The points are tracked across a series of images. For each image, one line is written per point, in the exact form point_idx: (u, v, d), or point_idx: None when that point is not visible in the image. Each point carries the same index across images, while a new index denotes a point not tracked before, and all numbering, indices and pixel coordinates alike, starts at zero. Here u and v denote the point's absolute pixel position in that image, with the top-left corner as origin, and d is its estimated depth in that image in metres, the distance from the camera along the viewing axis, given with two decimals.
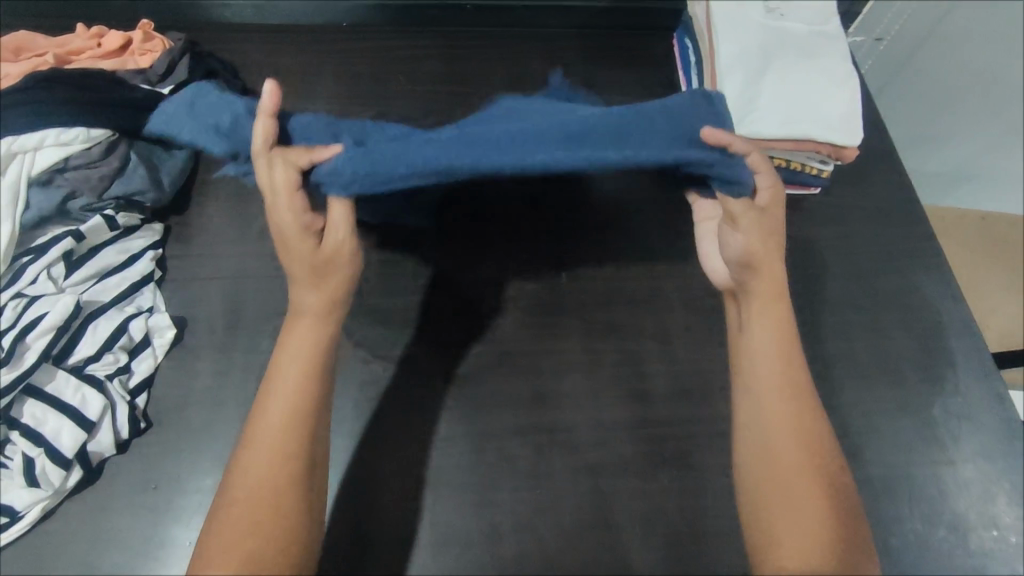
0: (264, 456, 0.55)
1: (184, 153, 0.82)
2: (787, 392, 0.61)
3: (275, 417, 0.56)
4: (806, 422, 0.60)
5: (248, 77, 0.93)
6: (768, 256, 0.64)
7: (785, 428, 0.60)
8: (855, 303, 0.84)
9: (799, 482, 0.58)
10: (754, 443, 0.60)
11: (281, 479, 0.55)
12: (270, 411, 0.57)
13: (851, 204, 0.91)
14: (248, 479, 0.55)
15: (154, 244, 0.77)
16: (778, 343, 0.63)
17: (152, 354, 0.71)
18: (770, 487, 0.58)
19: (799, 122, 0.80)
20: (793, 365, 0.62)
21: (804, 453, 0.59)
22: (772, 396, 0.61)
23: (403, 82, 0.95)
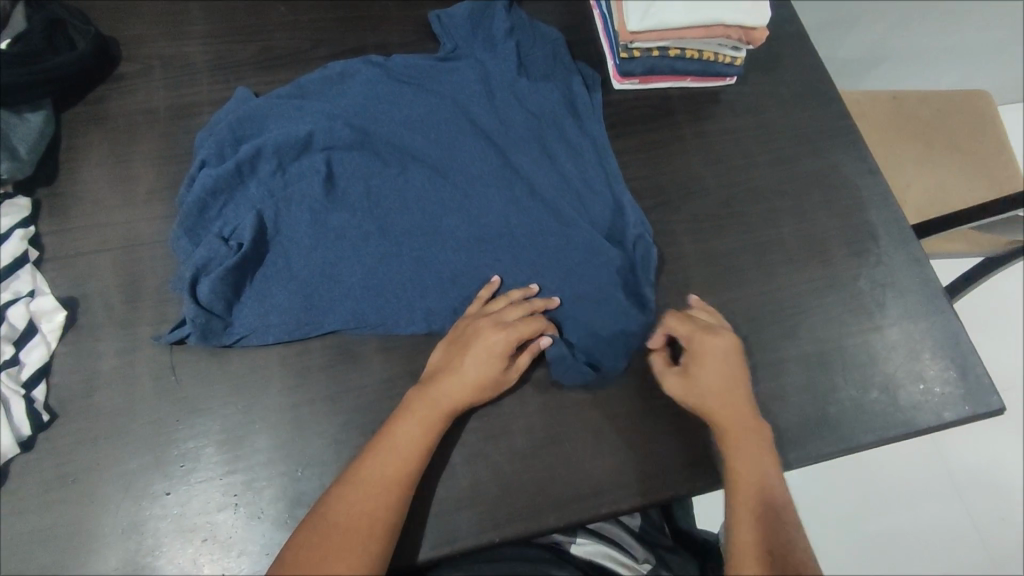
0: (368, 508, 0.59)
1: (39, 116, 0.73)
2: (749, 462, 0.66)
3: (410, 439, 0.62)
4: (765, 490, 0.65)
5: (104, 23, 0.82)
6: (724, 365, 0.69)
7: (745, 487, 0.65)
8: (779, 190, 0.84)
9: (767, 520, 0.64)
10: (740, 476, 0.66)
11: (372, 534, 0.58)
12: (398, 463, 0.61)
13: (768, 91, 0.90)
14: (347, 535, 0.57)
15: (24, 221, 0.69)
16: (742, 442, 0.67)
17: (43, 341, 0.64)
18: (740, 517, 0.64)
19: (704, 7, 0.77)
20: (741, 442, 0.66)
21: (751, 509, 0.64)
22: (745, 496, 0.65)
23: (286, 11, 0.86)
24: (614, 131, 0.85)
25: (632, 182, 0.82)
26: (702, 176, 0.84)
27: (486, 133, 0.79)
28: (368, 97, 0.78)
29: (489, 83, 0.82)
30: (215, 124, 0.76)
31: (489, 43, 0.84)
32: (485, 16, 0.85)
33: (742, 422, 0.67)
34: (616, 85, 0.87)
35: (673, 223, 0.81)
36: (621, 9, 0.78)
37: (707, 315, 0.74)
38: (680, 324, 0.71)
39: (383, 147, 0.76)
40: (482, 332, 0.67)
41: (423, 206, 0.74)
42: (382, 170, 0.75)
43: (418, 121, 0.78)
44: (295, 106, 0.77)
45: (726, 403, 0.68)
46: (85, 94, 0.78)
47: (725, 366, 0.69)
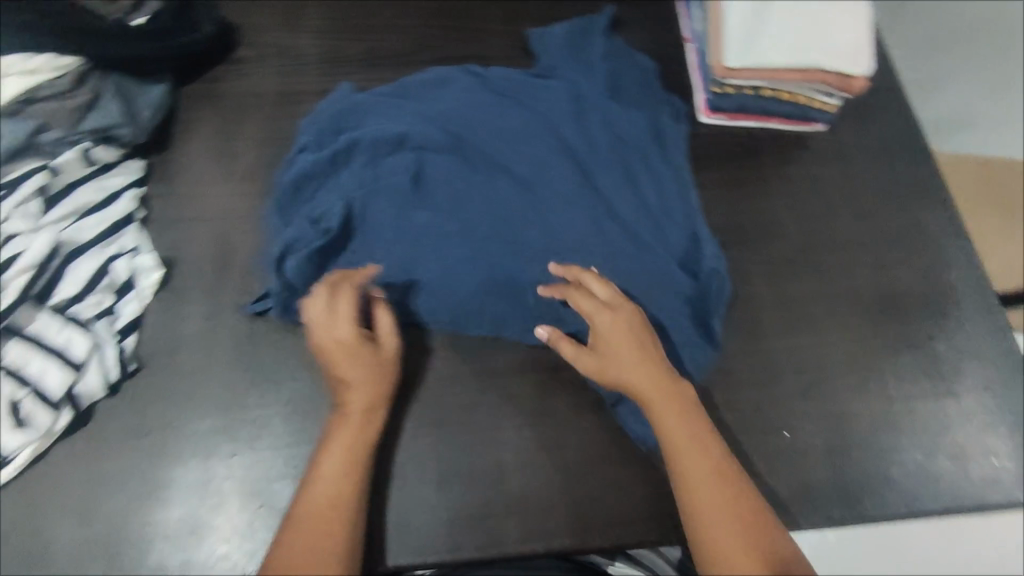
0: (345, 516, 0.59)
1: (161, 88, 0.77)
2: (695, 450, 0.62)
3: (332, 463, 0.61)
4: (706, 452, 0.62)
5: (229, 10, 0.88)
6: (634, 350, 0.66)
7: (694, 461, 0.62)
8: (859, 241, 0.83)
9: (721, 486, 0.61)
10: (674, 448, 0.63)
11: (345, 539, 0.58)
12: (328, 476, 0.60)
13: (857, 142, 0.89)
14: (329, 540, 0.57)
15: (135, 182, 0.73)
16: (668, 403, 0.64)
17: (138, 296, 0.68)
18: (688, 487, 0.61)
19: (804, 52, 0.76)
20: (683, 429, 0.63)
21: (716, 486, 0.61)
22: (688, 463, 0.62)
23: (394, 15, 0.90)
24: (696, 163, 0.86)
25: (709, 215, 0.83)
26: (780, 218, 0.83)
27: (573, 151, 0.80)
28: (460, 103, 0.81)
29: (581, 102, 0.83)
30: (317, 114, 0.81)
31: (584, 63, 0.86)
32: (583, 39, 0.87)
33: (660, 398, 0.65)
34: (702, 119, 0.88)
35: (747, 260, 0.80)
36: (718, 46, 0.78)
37: (599, 285, 0.69)
38: (582, 299, 0.68)
39: (471, 151, 0.79)
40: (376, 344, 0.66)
41: (504, 214, 0.76)
42: (464, 174, 0.77)
43: (507, 132, 0.80)
44: (392, 104, 0.80)
45: (646, 390, 0.65)
46: (203, 73, 0.83)
47: (630, 346, 0.67)
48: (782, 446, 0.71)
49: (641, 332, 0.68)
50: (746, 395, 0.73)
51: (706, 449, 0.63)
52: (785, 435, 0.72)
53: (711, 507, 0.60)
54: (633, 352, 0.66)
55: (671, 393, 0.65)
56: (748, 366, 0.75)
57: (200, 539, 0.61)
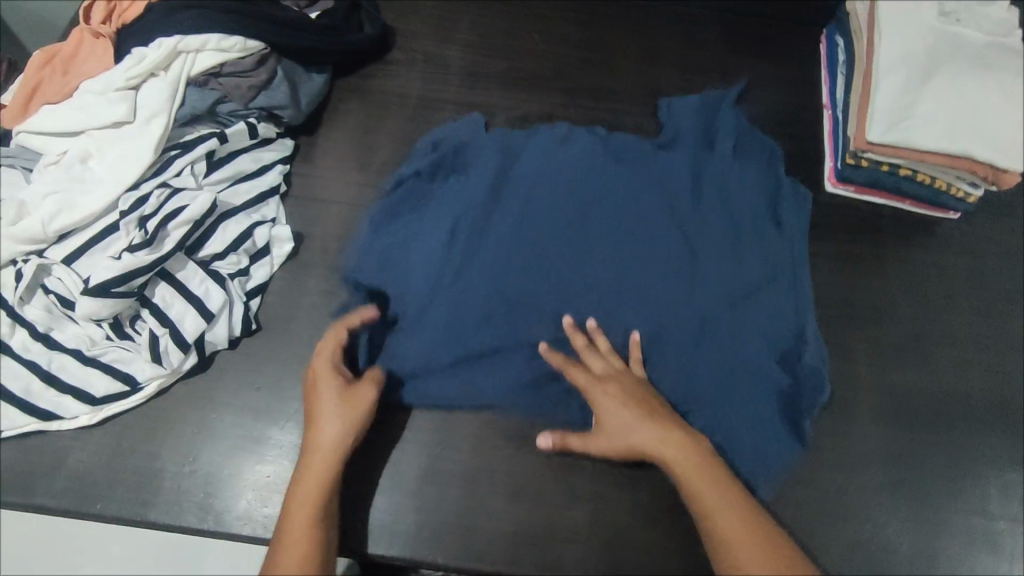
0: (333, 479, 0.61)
1: (322, 77, 0.84)
2: (706, 473, 0.62)
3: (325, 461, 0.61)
4: (735, 506, 0.60)
5: (389, 14, 0.95)
6: (630, 406, 0.65)
7: (722, 512, 0.60)
8: (979, 342, 0.79)
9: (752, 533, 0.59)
10: (701, 507, 0.60)
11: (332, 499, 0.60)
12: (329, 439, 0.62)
13: (994, 238, 0.85)
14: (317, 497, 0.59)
15: (284, 158, 0.80)
16: (687, 458, 0.62)
17: (270, 262, 0.74)
18: (727, 536, 0.59)
19: (957, 136, 0.74)
20: (694, 454, 0.63)
21: (746, 531, 0.59)
22: (718, 517, 0.60)
23: (537, 41, 0.94)
24: (815, 230, 0.84)
25: (822, 285, 0.81)
26: (895, 301, 0.80)
27: (683, 220, 0.79)
28: (581, 151, 0.81)
29: (701, 172, 0.82)
30: (435, 143, 0.83)
31: (715, 135, 0.85)
32: (716, 110, 0.86)
33: (674, 423, 0.64)
34: (828, 187, 0.87)
35: (852, 339, 0.78)
36: (864, 117, 0.77)
37: (597, 359, 0.70)
38: (579, 373, 0.68)
39: (585, 200, 0.78)
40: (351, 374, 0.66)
41: (605, 272, 0.75)
42: (571, 225, 0.77)
43: (622, 192, 0.79)
44: (514, 145, 0.82)
45: (662, 450, 0.63)
46: (357, 68, 0.90)
47: (636, 414, 0.65)
48: (862, 537, 0.69)
49: (636, 397, 0.66)
50: (832, 476, 0.71)
51: (717, 472, 0.62)
52: (866, 528, 0.69)
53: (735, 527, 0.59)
54: (647, 420, 0.64)
55: (691, 448, 0.63)
56: (840, 448, 0.72)
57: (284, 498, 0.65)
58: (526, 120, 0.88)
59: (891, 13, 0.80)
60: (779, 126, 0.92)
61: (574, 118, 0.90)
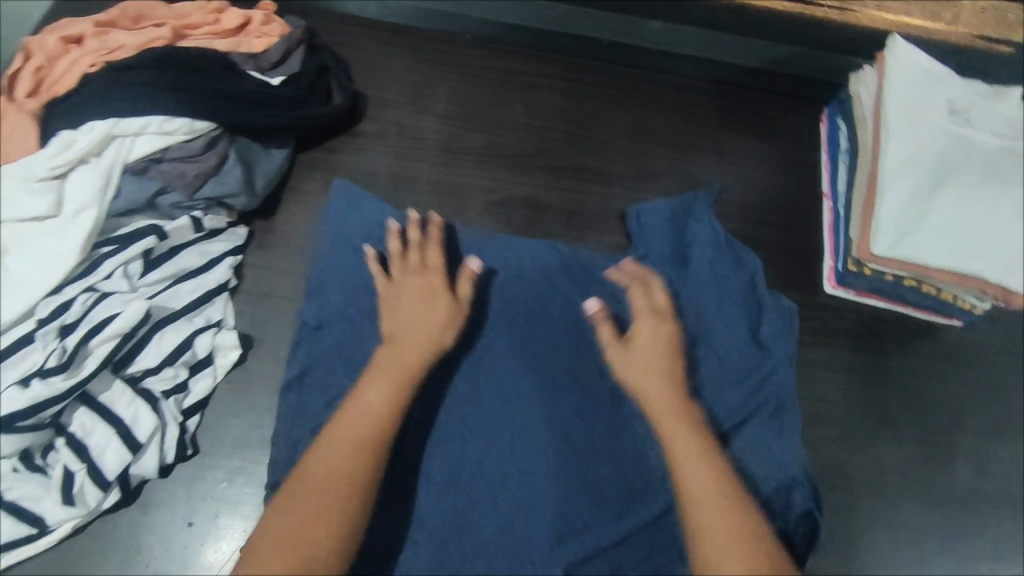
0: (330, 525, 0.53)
1: (282, 154, 0.77)
2: (712, 484, 0.59)
3: (361, 416, 0.60)
4: (722, 486, 0.59)
5: (361, 79, 0.87)
6: (656, 375, 0.66)
7: (705, 494, 0.58)
8: (985, 468, 0.73)
9: (733, 516, 0.57)
10: (681, 476, 0.60)
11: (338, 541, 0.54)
12: (336, 460, 0.57)
13: (1000, 349, 0.80)
14: (298, 532, 0.53)
15: (236, 248, 0.72)
16: (696, 435, 0.62)
17: (212, 374, 0.66)
18: (702, 510, 0.57)
19: (968, 255, 0.69)
20: (689, 467, 0.60)
21: (730, 513, 0.57)
22: (699, 503, 0.58)
23: (520, 111, 0.88)
24: (814, 337, 0.78)
25: (820, 401, 0.75)
26: (897, 420, 0.74)
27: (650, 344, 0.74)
28: (552, 259, 0.77)
29: (670, 291, 0.77)
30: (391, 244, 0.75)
31: (683, 249, 0.79)
32: (689, 219, 0.80)
33: (681, 425, 0.63)
34: (827, 288, 0.81)
35: (853, 465, 0.72)
36: (870, 227, 0.72)
37: (660, 295, 0.72)
38: (643, 318, 0.70)
39: (550, 317, 0.74)
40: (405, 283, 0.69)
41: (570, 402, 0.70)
42: (534, 347, 0.73)
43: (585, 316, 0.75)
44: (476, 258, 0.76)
45: (658, 413, 0.64)
46: (324, 140, 0.82)
47: (662, 369, 0.66)
48: None
49: (669, 353, 0.68)
50: None
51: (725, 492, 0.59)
52: None
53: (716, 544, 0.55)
54: (675, 382, 0.66)
55: (687, 419, 0.64)
56: None
57: None
58: (505, 205, 0.81)
59: (903, 113, 0.76)
60: (776, 215, 0.86)
61: (558, 202, 0.83)
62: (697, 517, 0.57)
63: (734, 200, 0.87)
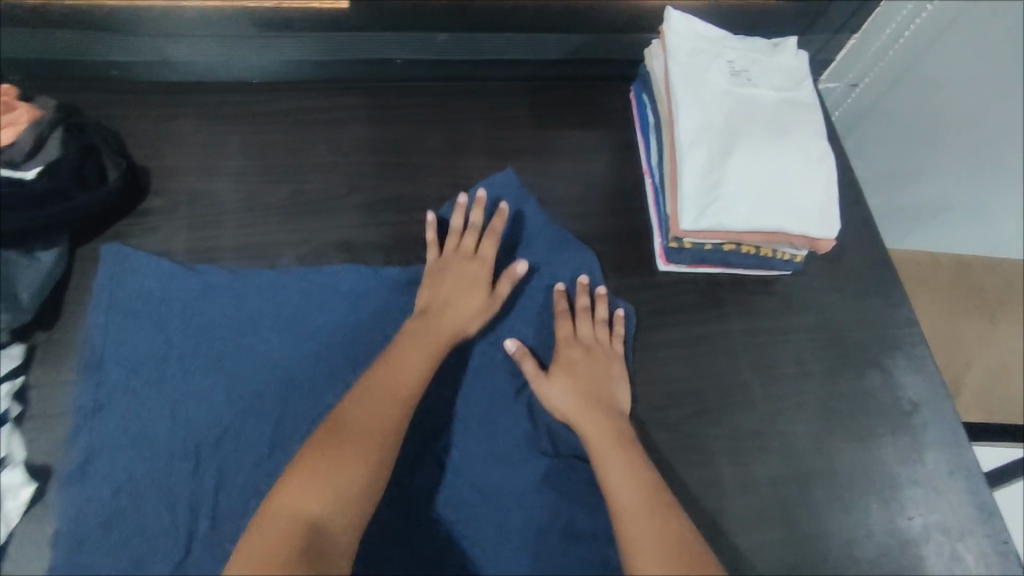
0: (356, 483, 0.58)
1: (52, 254, 0.69)
2: (637, 500, 0.62)
3: (407, 366, 0.67)
4: (648, 497, 0.63)
5: (141, 150, 0.80)
6: (585, 409, 0.69)
7: (633, 511, 0.62)
8: (834, 406, 0.76)
9: (658, 524, 0.61)
10: (617, 502, 0.63)
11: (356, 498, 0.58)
12: (372, 422, 0.62)
13: (827, 288, 0.83)
14: (325, 493, 0.57)
15: (11, 373, 0.64)
16: (621, 455, 0.66)
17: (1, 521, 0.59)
18: (633, 522, 0.61)
19: (770, 213, 0.70)
20: (630, 479, 0.64)
21: (655, 525, 0.61)
22: (631, 522, 0.61)
23: (324, 151, 0.83)
24: (656, 318, 0.79)
25: (671, 381, 0.75)
26: (745, 381, 0.76)
27: (490, 366, 0.74)
28: (376, 304, 0.74)
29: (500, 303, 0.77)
30: (197, 326, 0.70)
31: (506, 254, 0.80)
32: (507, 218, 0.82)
33: (609, 449, 0.66)
34: (660, 267, 0.81)
35: (710, 436, 0.72)
36: (676, 204, 0.71)
37: (585, 324, 0.74)
38: (565, 345, 0.73)
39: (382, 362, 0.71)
40: (464, 258, 0.75)
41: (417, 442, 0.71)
42: None
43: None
44: (294, 317, 0.72)
45: (598, 442, 0.67)
46: (105, 227, 0.75)
47: (584, 398, 0.69)
48: None
49: (596, 379, 0.71)
50: None
51: (653, 496, 0.63)
52: None
53: (654, 552, 0.59)
54: (600, 407, 0.69)
55: (618, 440, 0.67)
56: None
57: None
58: (320, 254, 0.77)
59: (688, 83, 0.76)
60: (603, 203, 0.86)
61: (377, 238, 0.79)
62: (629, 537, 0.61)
63: (560, 196, 0.86)
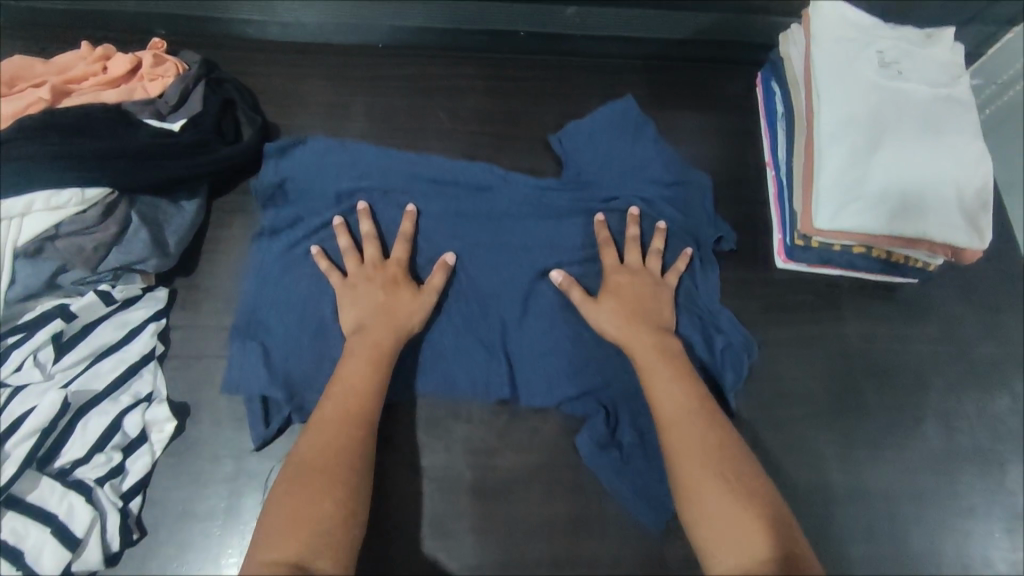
0: (343, 422, 0.59)
1: (194, 204, 0.73)
2: (684, 402, 0.62)
3: (355, 301, 0.67)
4: (690, 395, 0.62)
5: (270, 107, 0.83)
6: (625, 324, 0.67)
7: (682, 414, 0.61)
8: (951, 423, 0.73)
9: (703, 423, 0.60)
10: (662, 404, 0.62)
11: (353, 431, 0.58)
12: (360, 359, 0.63)
13: (956, 300, 0.78)
14: (326, 430, 0.58)
15: (157, 314, 0.68)
16: (666, 366, 0.64)
17: (149, 451, 0.62)
18: (677, 427, 0.60)
19: (914, 216, 0.66)
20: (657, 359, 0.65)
21: (702, 430, 0.60)
22: (679, 430, 0.60)
23: (444, 120, 0.84)
24: (770, 315, 0.76)
25: (782, 381, 0.73)
26: (860, 389, 0.73)
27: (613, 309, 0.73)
28: (498, 232, 0.76)
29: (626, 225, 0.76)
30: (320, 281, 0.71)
31: (633, 181, 0.78)
32: (626, 135, 0.80)
33: (655, 362, 0.65)
34: (778, 264, 0.78)
35: (819, 441, 0.71)
36: (810, 200, 0.68)
37: (634, 247, 0.73)
38: (608, 256, 0.72)
39: (494, 331, 0.72)
40: (358, 280, 0.68)
41: (531, 390, 0.71)
42: (487, 372, 0.70)
43: (535, 317, 0.73)
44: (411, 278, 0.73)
45: (638, 353, 0.66)
46: (238, 180, 0.78)
47: (633, 308, 0.68)
48: None
49: (643, 292, 0.70)
50: None
51: (684, 379, 0.64)
52: None
53: (687, 415, 0.61)
54: (646, 318, 0.68)
55: (660, 353, 0.65)
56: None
57: None
58: None
59: (834, 71, 0.71)
60: (720, 191, 0.83)
61: None
62: (677, 445, 0.59)
63: None
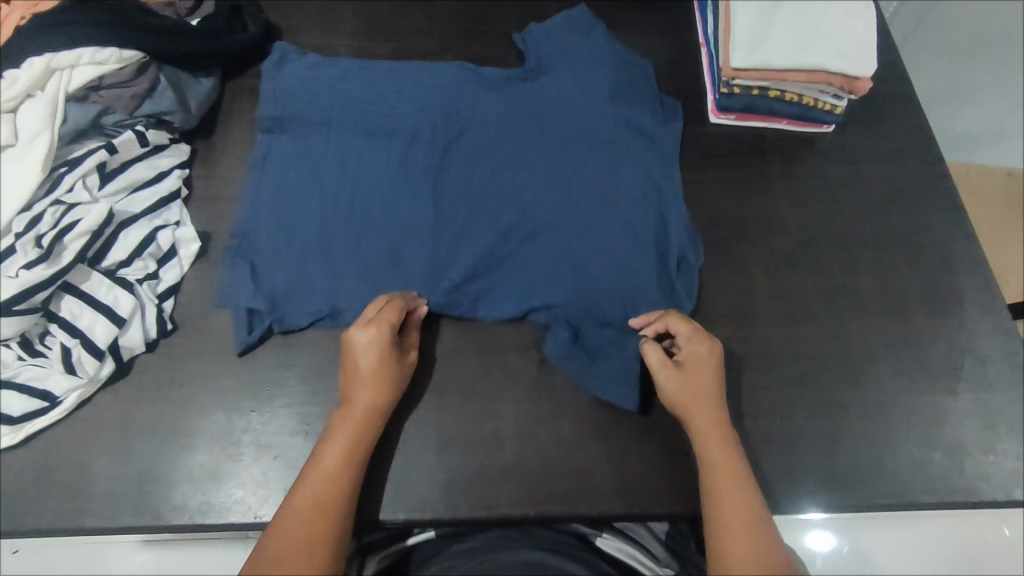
0: (337, 494, 0.61)
1: (210, 81, 0.85)
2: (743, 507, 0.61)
3: (358, 379, 0.66)
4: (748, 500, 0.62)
5: (272, 12, 0.96)
6: (699, 379, 0.68)
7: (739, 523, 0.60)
8: (865, 237, 0.84)
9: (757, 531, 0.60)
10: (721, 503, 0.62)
11: (340, 512, 0.60)
12: (355, 430, 0.64)
13: (867, 143, 0.90)
14: (314, 507, 0.59)
15: (182, 163, 0.81)
16: (729, 474, 0.63)
17: (179, 264, 0.75)
18: (729, 537, 0.60)
19: (812, 52, 0.80)
20: (711, 436, 0.65)
21: (748, 536, 0.60)
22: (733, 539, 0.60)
23: (421, 19, 0.97)
24: (705, 159, 0.88)
25: (716, 209, 0.85)
26: (784, 216, 0.85)
27: (573, 158, 0.81)
28: (466, 104, 0.84)
29: (577, 97, 0.84)
30: (311, 135, 0.81)
31: (588, 68, 0.86)
32: (584, 28, 0.88)
33: (726, 464, 0.64)
34: (712, 119, 0.91)
35: (749, 254, 0.82)
36: (728, 46, 0.81)
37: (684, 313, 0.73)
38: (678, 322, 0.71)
39: (465, 188, 0.79)
40: (354, 341, 0.67)
41: (500, 232, 0.77)
42: (462, 222, 0.78)
43: (505, 177, 0.80)
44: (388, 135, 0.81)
45: (708, 451, 0.65)
46: (246, 68, 0.91)
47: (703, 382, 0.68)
48: (774, 431, 0.73)
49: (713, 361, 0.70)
50: (745, 379, 0.75)
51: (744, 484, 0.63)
52: (776, 421, 0.74)
53: (741, 535, 0.60)
54: (717, 410, 0.67)
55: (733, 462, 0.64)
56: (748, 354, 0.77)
57: (220, 483, 0.68)
58: None
59: None
60: (663, 67, 0.96)
61: None
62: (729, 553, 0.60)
63: None
